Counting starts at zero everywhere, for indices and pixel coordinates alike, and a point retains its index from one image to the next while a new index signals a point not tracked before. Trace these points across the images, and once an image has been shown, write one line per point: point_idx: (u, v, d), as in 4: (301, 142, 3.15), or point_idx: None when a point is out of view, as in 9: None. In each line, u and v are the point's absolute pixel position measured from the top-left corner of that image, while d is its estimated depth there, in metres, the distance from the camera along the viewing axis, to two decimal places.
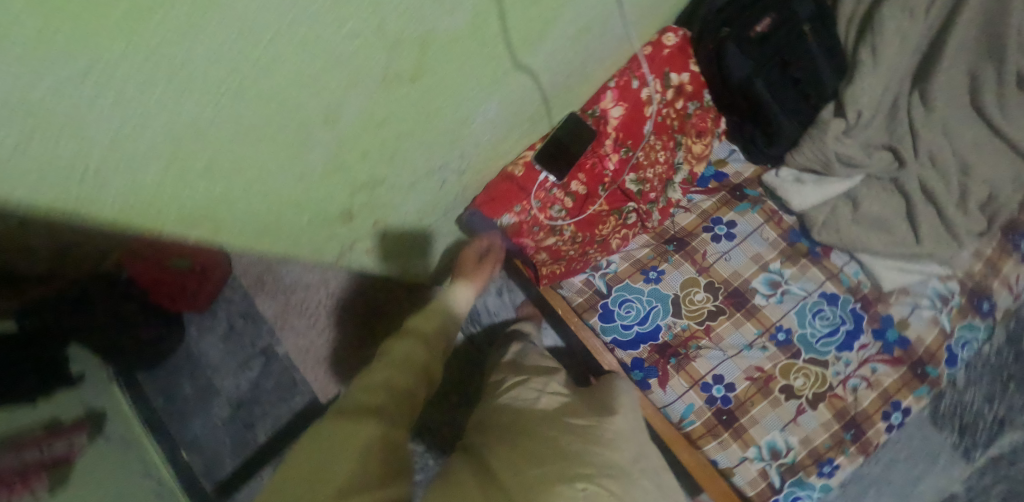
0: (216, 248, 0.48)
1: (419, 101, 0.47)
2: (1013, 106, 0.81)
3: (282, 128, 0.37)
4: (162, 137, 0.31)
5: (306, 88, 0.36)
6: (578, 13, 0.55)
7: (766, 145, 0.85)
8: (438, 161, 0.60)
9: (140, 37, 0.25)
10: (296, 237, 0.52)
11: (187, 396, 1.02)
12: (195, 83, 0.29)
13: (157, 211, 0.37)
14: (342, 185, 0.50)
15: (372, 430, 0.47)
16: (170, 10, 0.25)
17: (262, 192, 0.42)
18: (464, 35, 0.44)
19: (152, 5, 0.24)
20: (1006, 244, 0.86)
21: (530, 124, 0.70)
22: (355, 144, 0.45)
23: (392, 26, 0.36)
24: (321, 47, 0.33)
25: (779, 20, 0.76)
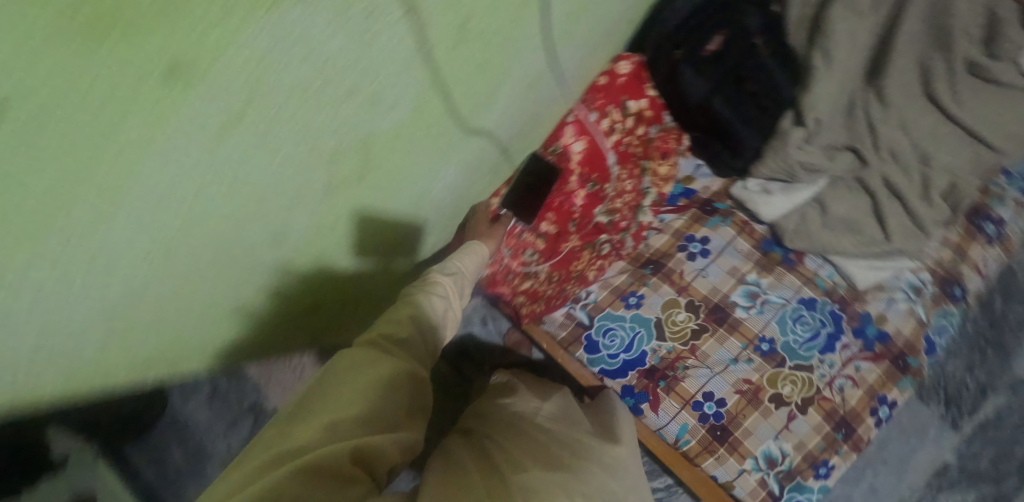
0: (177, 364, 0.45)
1: (371, 194, 0.44)
2: (965, 91, 0.83)
3: (224, 260, 0.35)
4: (95, 308, 0.29)
5: (243, 223, 0.34)
6: (527, 66, 0.53)
7: (731, 157, 0.84)
8: (400, 232, 0.57)
9: (45, 244, 0.23)
10: (257, 327, 0.50)
11: (177, 463, 0.97)
12: (119, 258, 0.27)
13: (106, 362, 0.35)
14: (300, 281, 0.48)
15: (384, 371, 0.46)
16: (71, 212, 0.23)
17: (215, 313, 0.41)
18: (408, 125, 0.41)
19: (52, 214, 0.22)
20: (972, 227, 0.89)
21: (492, 172, 0.68)
22: (307, 249, 0.43)
23: (328, 146, 0.34)
24: (253, 187, 0.32)
25: (730, 40, 0.76)
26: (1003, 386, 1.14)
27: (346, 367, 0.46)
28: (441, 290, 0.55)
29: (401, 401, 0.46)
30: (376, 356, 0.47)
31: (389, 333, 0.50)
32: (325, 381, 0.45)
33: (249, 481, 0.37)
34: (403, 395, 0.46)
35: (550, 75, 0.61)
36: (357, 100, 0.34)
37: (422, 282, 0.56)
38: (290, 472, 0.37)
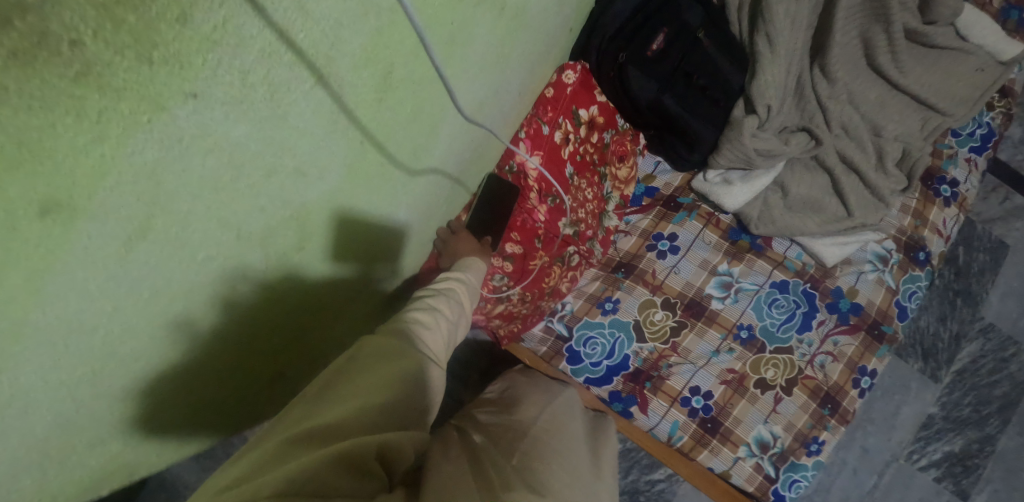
0: (141, 465, 0.43)
1: (317, 256, 0.42)
2: (906, 60, 0.86)
3: (166, 359, 0.33)
4: (26, 445, 0.27)
5: (175, 321, 0.31)
6: (467, 98, 0.52)
7: (688, 153, 0.85)
8: (360, 282, 0.55)
9: None
10: (223, 410, 0.47)
11: None
12: (34, 395, 0.25)
13: (56, 488, 0.33)
14: (257, 355, 0.45)
15: (409, 368, 0.43)
16: None
17: (167, 409, 0.38)
18: (343, 186, 0.39)
19: None
20: (929, 191, 0.90)
21: (450, 201, 0.67)
22: (257, 324, 0.41)
23: (256, 228, 0.32)
24: (177, 287, 0.29)
25: (672, 36, 0.76)
26: (976, 334, 1.17)
27: (369, 355, 0.42)
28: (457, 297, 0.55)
29: (423, 396, 0.43)
30: (400, 346, 0.44)
31: (408, 325, 0.47)
32: (347, 367, 0.41)
33: (270, 461, 0.33)
34: (426, 389, 0.43)
35: (495, 98, 0.60)
36: (278, 177, 0.31)
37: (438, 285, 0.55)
38: (320, 451, 0.33)
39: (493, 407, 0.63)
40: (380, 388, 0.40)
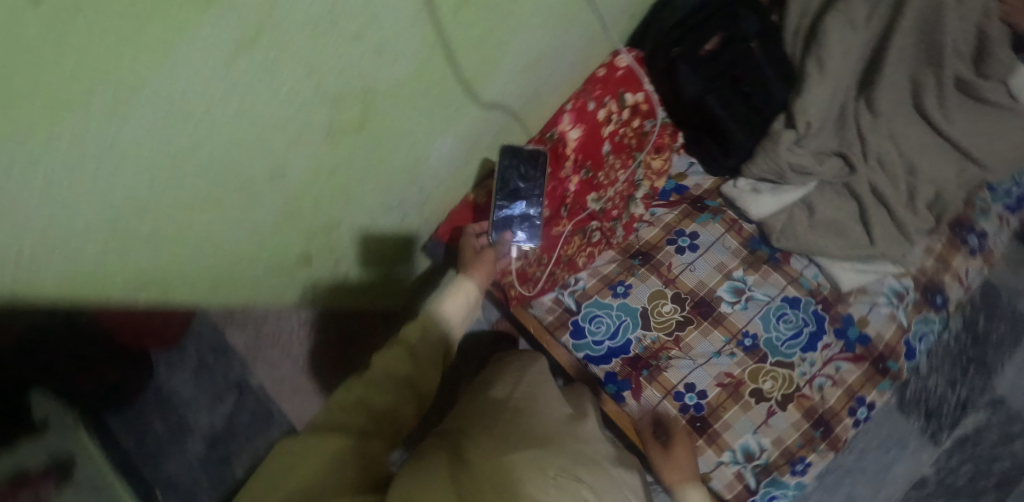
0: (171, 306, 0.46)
1: (370, 147, 0.46)
2: (952, 107, 0.86)
3: (226, 188, 0.36)
4: (99, 215, 0.30)
5: (245, 151, 0.35)
6: (526, 46, 0.56)
7: (723, 156, 0.87)
8: (395, 198, 0.59)
9: (63, 126, 0.24)
10: (253, 286, 0.51)
11: (159, 434, 1.14)
12: (126, 161, 0.29)
13: (100, 285, 0.36)
14: (298, 233, 0.48)
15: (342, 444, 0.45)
16: (91, 99, 0.25)
17: (214, 250, 0.41)
18: (408, 83, 0.44)
19: (70, 99, 0.24)
20: (954, 239, 0.91)
21: (489, 151, 0.71)
22: (305, 196, 0.44)
23: (331, 86, 0.36)
24: (258, 113, 0.33)
25: (727, 40, 0.79)
26: (983, 404, 1.14)
27: (302, 448, 0.45)
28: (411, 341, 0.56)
29: (360, 465, 0.43)
30: (332, 432, 0.46)
31: (346, 413, 0.48)
32: (287, 462, 0.44)
33: None
34: (361, 456, 0.44)
35: (550, 58, 0.64)
36: (363, 45, 0.36)
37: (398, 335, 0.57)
38: None
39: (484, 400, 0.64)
40: (323, 466, 0.42)
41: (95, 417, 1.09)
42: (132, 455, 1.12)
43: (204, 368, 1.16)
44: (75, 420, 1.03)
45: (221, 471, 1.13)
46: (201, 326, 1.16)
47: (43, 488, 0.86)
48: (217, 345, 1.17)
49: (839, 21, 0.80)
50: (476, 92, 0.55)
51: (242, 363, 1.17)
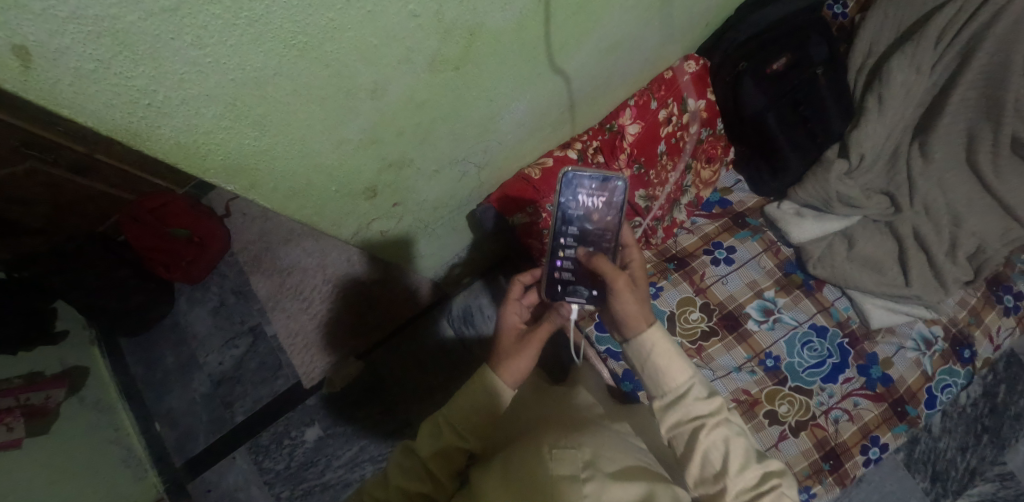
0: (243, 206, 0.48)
1: (458, 89, 0.49)
2: (1004, 170, 0.85)
3: (334, 91, 0.39)
4: (227, 83, 0.32)
5: (363, 57, 0.37)
6: (612, 28, 0.59)
7: (771, 178, 0.91)
8: (462, 152, 0.61)
9: None
10: (320, 207, 0.51)
11: (168, 367, 1.14)
12: (268, 34, 0.31)
13: (201, 160, 0.36)
14: (373, 161, 0.50)
15: None
16: None
17: (302, 155, 0.43)
18: (509, 32, 0.46)
19: None
20: (990, 296, 0.91)
21: (552, 129, 0.73)
22: (392, 123, 0.46)
23: (449, 14, 0.39)
24: (384, 21, 0.36)
25: (793, 62, 0.81)
26: (992, 476, 1.10)
27: None
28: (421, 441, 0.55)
29: None
30: None
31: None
32: None
33: None
34: None
35: (626, 47, 0.65)
36: None
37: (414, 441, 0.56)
38: None
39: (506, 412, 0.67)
40: None
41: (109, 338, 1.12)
42: (138, 381, 1.13)
43: (223, 308, 1.17)
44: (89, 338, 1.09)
45: (221, 412, 1.13)
46: (229, 267, 1.18)
47: (53, 392, 0.92)
48: (239, 287, 1.18)
49: (904, 64, 0.82)
50: (558, 60, 0.57)
51: (259, 309, 1.17)
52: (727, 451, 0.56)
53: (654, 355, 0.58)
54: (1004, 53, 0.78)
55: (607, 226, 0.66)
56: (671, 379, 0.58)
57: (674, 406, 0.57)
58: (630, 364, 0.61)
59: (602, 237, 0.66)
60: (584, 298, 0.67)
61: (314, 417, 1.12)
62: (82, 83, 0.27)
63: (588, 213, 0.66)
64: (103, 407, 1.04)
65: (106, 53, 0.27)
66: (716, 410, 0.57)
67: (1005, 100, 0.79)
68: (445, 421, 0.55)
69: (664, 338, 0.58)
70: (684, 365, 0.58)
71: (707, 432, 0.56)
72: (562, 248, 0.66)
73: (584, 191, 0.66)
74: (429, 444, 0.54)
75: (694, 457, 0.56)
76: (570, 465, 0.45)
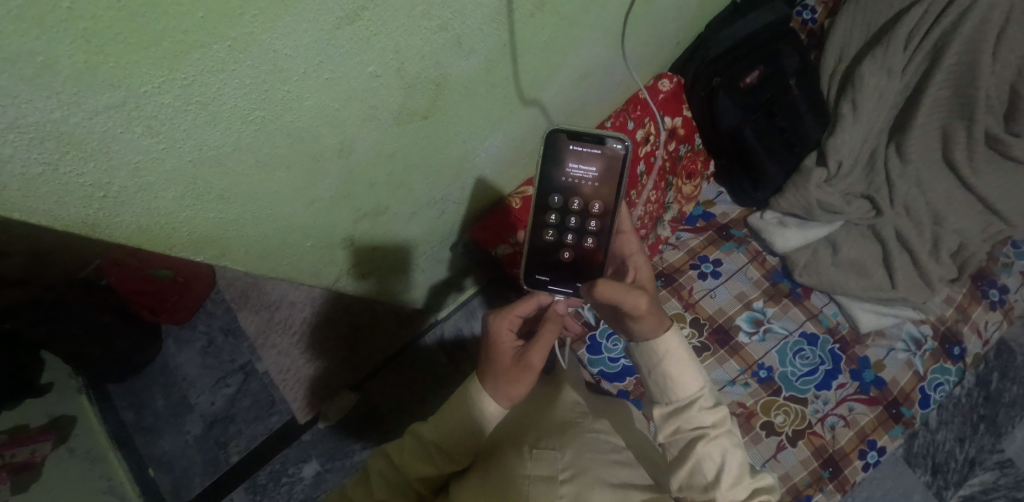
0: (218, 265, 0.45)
1: (428, 137, 0.48)
2: (980, 161, 0.86)
3: (299, 156, 0.38)
4: (185, 165, 0.31)
5: (327, 122, 0.37)
6: (583, 58, 0.58)
7: (752, 190, 0.92)
8: (440, 192, 0.60)
9: (179, 71, 0.26)
10: (298, 260, 0.50)
11: (159, 410, 1.12)
12: (224, 115, 0.30)
13: (165, 238, 0.35)
14: (347, 213, 0.49)
15: None
16: (209, 48, 0.26)
17: (273, 219, 0.42)
18: (478, 76, 0.46)
19: (193, 44, 0.26)
20: (976, 291, 0.92)
21: (529, 159, 0.73)
22: (364, 177, 0.46)
23: (411, 69, 0.38)
24: (346, 85, 0.35)
25: (765, 75, 0.82)
26: (991, 465, 1.10)
27: None
28: (402, 452, 0.55)
29: None
30: None
31: None
32: None
33: None
34: None
35: (599, 74, 0.65)
36: (446, 35, 0.38)
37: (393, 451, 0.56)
38: None
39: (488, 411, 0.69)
40: None
41: (96, 385, 1.09)
42: (128, 427, 1.10)
43: (212, 347, 1.15)
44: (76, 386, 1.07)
45: (216, 453, 1.10)
46: (215, 305, 1.16)
47: (38, 447, 0.89)
48: (226, 326, 1.16)
49: (875, 68, 0.83)
50: (533, 94, 0.56)
51: (249, 347, 1.15)
52: (722, 463, 0.55)
53: (665, 361, 0.57)
54: (973, 52, 0.78)
55: (601, 200, 0.58)
56: (679, 389, 0.57)
57: (677, 414, 0.57)
58: (638, 365, 0.60)
59: (598, 213, 0.58)
60: (572, 285, 0.59)
61: (310, 453, 1.11)
62: (29, 186, 0.26)
63: (577, 184, 0.58)
64: (93, 456, 1.01)
65: (53, 155, 0.26)
66: (719, 421, 0.57)
67: (976, 99, 0.80)
68: (432, 442, 0.54)
69: (678, 345, 0.58)
70: (695, 375, 0.58)
71: (704, 442, 0.55)
72: (547, 226, 0.59)
73: (575, 158, 0.57)
74: (417, 465, 0.54)
75: (685, 464, 0.56)
76: (550, 466, 0.52)
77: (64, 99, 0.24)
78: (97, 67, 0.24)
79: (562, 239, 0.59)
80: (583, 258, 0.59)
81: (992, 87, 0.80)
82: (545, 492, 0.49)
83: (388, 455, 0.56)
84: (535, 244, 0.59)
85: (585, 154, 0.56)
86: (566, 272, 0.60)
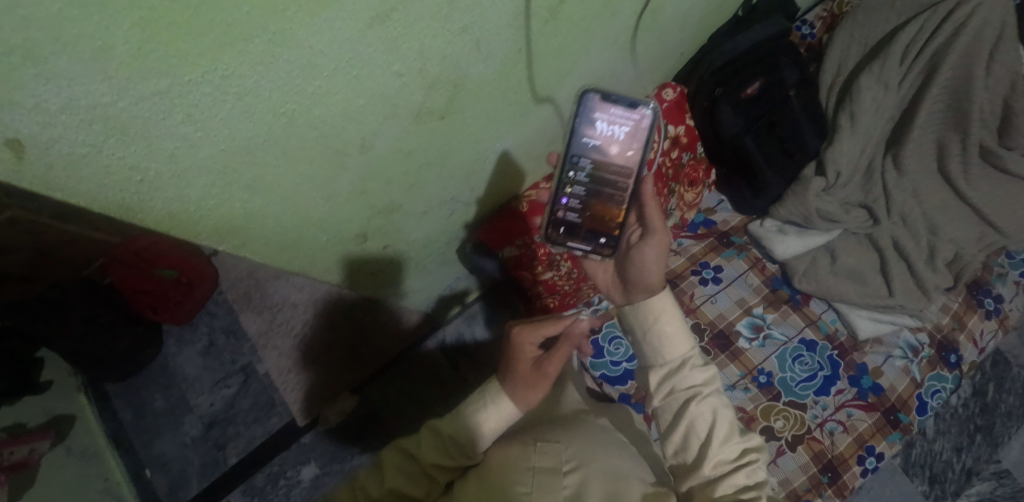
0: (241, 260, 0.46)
1: (444, 136, 0.50)
2: (975, 173, 0.88)
3: (323, 150, 0.39)
4: (218, 153, 0.33)
5: (352, 117, 0.38)
6: (592, 65, 0.60)
7: (753, 198, 0.94)
8: (451, 192, 0.62)
9: (221, 63, 0.28)
10: (313, 254, 0.51)
11: (158, 411, 1.11)
12: (259, 106, 0.32)
13: (192, 226, 0.36)
14: (363, 209, 0.51)
15: None
16: (249, 42, 0.28)
17: (293, 211, 0.43)
18: (493, 79, 0.47)
19: (235, 37, 0.27)
20: (972, 300, 0.94)
21: (537, 162, 0.74)
22: (381, 173, 0.47)
23: (432, 69, 0.40)
24: (371, 82, 0.37)
25: (766, 86, 0.84)
26: (989, 474, 1.11)
27: None
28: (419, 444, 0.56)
29: None
30: None
31: None
32: None
33: None
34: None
35: (607, 82, 0.67)
36: (466, 38, 0.40)
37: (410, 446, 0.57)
38: None
39: None
40: None
41: (95, 384, 1.09)
42: (126, 427, 1.09)
43: (214, 348, 1.15)
44: (75, 385, 1.07)
45: (213, 454, 1.09)
46: (217, 305, 1.16)
47: (37, 445, 0.88)
48: (228, 326, 1.16)
49: (873, 81, 0.85)
50: (544, 97, 0.58)
51: (251, 348, 1.15)
52: (714, 421, 0.56)
53: (660, 321, 0.58)
54: (966, 68, 0.81)
55: (627, 162, 0.61)
56: (672, 348, 0.58)
57: (670, 376, 0.58)
58: (632, 327, 0.60)
59: (622, 174, 0.61)
60: (590, 243, 0.64)
61: (310, 455, 1.10)
62: (74, 167, 0.27)
63: (605, 144, 0.60)
64: (91, 456, 1.01)
65: (98, 138, 0.27)
66: (710, 379, 0.58)
67: (970, 112, 0.82)
68: (449, 436, 0.55)
69: (672, 303, 0.58)
70: (687, 334, 0.58)
71: (697, 402, 0.56)
72: (569, 183, 0.62)
73: (605, 116, 0.59)
74: (431, 455, 0.55)
75: (679, 426, 0.57)
76: (554, 457, 0.52)
77: (114, 86, 0.25)
78: (148, 55, 0.25)
79: (582, 200, 0.63)
80: (603, 219, 0.63)
81: (986, 101, 0.82)
82: (548, 483, 0.49)
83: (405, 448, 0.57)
84: (558, 202, 0.62)
85: (616, 116, 0.59)
86: (585, 232, 0.64)
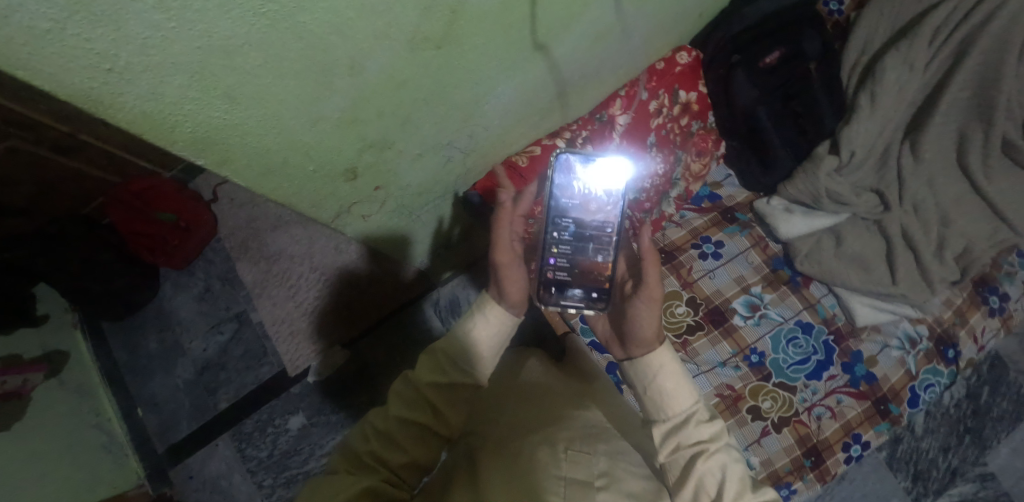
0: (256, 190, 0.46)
1: (441, 70, 0.48)
2: (994, 166, 0.85)
3: (309, 66, 0.37)
4: (193, 52, 0.31)
5: (341, 31, 0.36)
6: (603, 12, 0.57)
7: (760, 174, 0.91)
8: (447, 136, 0.60)
9: None
10: (300, 186, 0.49)
11: (152, 353, 1.11)
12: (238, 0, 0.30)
13: (167, 131, 0.35)
14: (352, 142, 0.49)
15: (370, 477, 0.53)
16: None
17: (277, 130, 0.41)
18: (495, 11, 0.45)
19: None
20: (976, 296, 0.92)
21: (540, 117, 0.72)
22: (373, 102, 0.45)
23: None
24: None
25: (786, 56, 0.83)
26: (973, 476, 1.10)
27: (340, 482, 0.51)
28: (420, 366, 0.63)
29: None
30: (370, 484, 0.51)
31: (376, 447, 0.57)
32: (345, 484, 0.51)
33: None
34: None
35: (618, 35, 0.64)
36: None
37: (414, 370, 0.63)
38: None
39: (524, 393, 0.71)
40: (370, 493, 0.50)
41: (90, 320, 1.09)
42: (119, 365, 1.09)
43: (209, 294, 1.14)
44: (70, 320, 1.07)
45: (204, 399, 1.09)
46: (214, 252, 1.15)
47: (31, 376, 0.89)
48: (225, 274, 1.14)
49: (898, 61, 0.82)
50: (548, 40, 0.55)
51: (246, 296, 1.13)
52: (723, 478, 0.56)
53: (660, 375, 0.61)
54: (998, 53, 0.77)
55: (607, 217, 0.65)
56: (675, 404, 0.60)
57: (676, 432, 0.59)
58: (634, 384, 0.64)
59: (602, 229, 0.65)
60: (581, 298, 0.66)
61: (298, 405, 1.09)
62: (37, 44, 0.26)
63: (584, 203, 0.65)
64: (83, 390, 1.01)
65: (62, 13, 0.26)
66: (716, 436, 0.59)
67: (997, 101, 0.78)
68: (446, 359, 0.62)
69: (671, 359, 0.62)
70: (691, 389, 0.61)
71: (705, 459, 0.57)
72: (553, 242, 0.66)
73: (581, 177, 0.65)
74: (429, 373, 0.62)
75: (688, 482, 0.56)
76: (585, 470, 0.53)
77: None
78: None
79: (570, 257, 0.66)
80: (591, 273, 0.65)
81: (1014, 90, 0.78)
82: (582, 494, 0.49)
83: (411, 375, 0.63)
84: (547, 262, 0.66)
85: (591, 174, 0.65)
86: (574, 287, 0.66)
